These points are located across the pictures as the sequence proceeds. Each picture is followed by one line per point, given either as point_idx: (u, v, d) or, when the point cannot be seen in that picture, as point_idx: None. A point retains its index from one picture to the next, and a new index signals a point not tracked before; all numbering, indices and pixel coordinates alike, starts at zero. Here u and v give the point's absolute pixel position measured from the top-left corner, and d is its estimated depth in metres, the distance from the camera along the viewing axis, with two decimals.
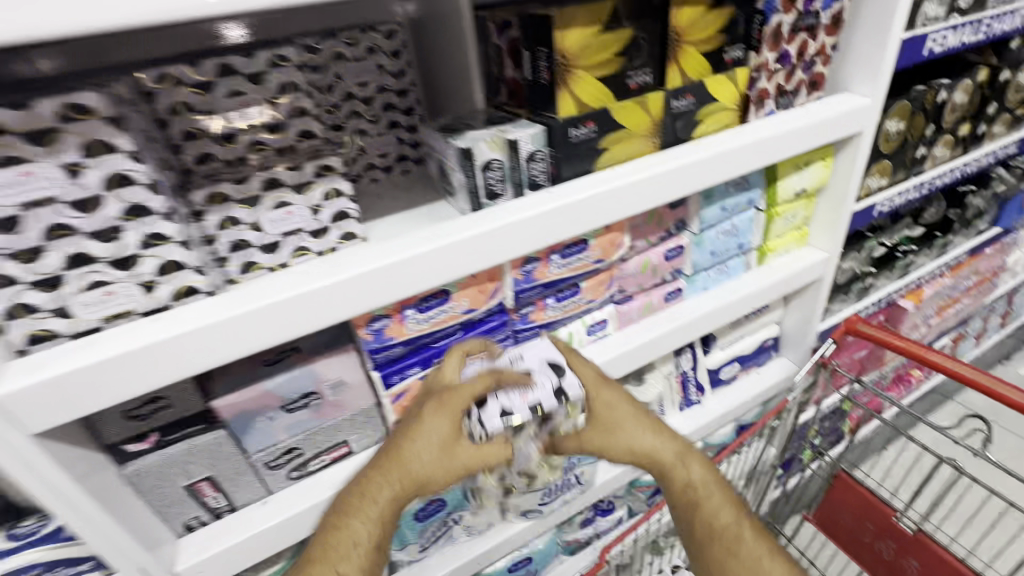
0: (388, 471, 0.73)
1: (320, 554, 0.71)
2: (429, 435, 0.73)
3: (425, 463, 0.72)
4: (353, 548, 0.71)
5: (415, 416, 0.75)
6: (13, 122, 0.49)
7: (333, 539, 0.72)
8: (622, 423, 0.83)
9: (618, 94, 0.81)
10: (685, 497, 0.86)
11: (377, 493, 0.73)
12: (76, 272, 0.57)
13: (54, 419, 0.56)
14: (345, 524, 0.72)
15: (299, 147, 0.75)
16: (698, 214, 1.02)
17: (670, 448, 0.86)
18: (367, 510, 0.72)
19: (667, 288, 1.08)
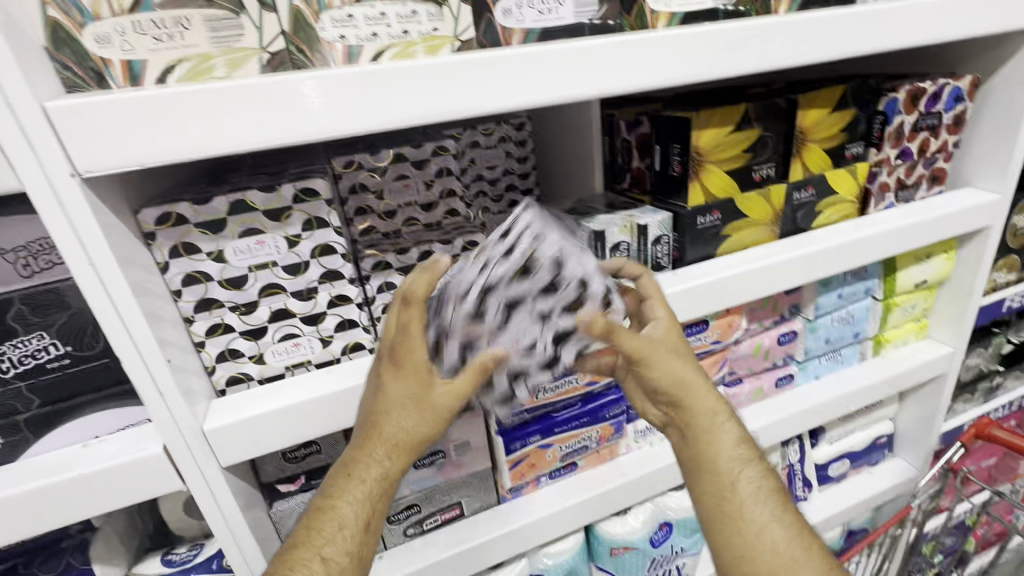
0: (367, 444, 0.61)
1: (304, 533, 0.62)
2: (394, 398, 0.59)
3: (409, 430, 0.60)
4: (337, 531, 0.62)
5: (374, 386, 0.61)
6: (260, 201, 0.60)
7: (318, 513, 0.63)
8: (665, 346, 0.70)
9: (744, 186, 0.86)
10: (722, 459, 0.71)
11: (364, 466, 0.62)
12: (276, 325, 0.65)
13: (239, 457, 0.62)
14: (335, 501, 0.62)
15: (444, 224, 0.83)
16: (815, 301, 1.01)
17: (709, 393, 0.72)
18: (353, 490, 0.62)
19: (779, 373, 1.06)
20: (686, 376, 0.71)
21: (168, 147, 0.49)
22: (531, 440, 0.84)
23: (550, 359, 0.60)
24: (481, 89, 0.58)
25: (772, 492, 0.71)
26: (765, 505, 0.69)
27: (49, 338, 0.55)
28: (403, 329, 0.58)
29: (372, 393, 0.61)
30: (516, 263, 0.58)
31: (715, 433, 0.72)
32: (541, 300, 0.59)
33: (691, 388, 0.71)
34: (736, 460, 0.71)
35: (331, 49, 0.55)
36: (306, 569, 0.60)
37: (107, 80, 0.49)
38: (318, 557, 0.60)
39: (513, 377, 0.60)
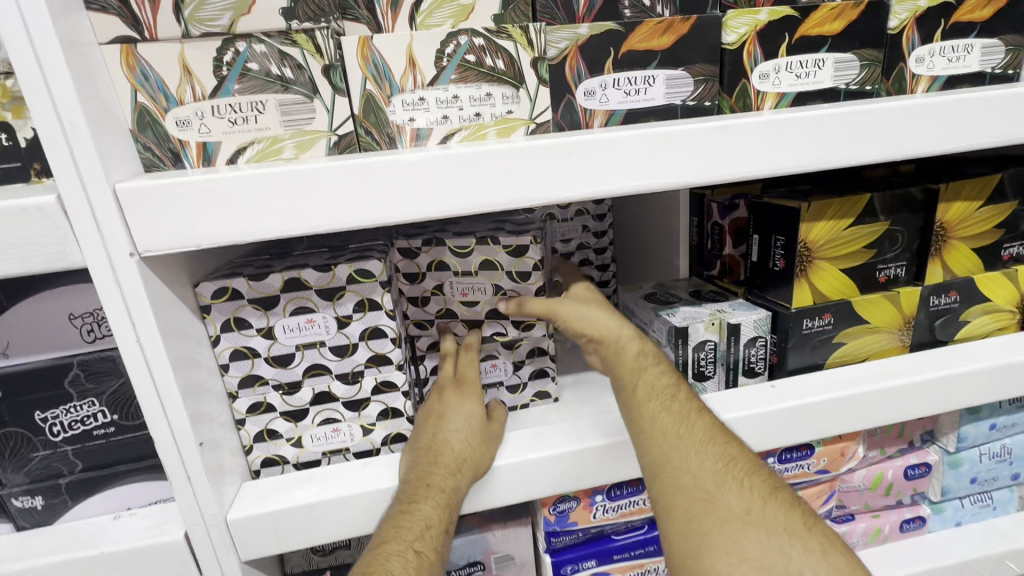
0: (444, 447, 0.59)
1: (391, 532, 0.53)
2: (464, 412, 0.63)
3: (477, 434, 0.61)
4: (426, 527, 0.54)
5: (435, 408, 0.64)
6: (313, 280, 0.58)
7: (400, 509, 0.55)
8: (576, 298, 0.69)
9: (864, 287, 0.72)
10: (624, 368, 0.64)
11: (436, 469, 0.57)
12: (317, 407, 0.62)
13: (260, 550, 0.57)
14: (418, 500, 0.55)
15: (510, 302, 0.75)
16: (957, 430, 0.81)
17: (619, 318, 0.66)
18: (438, 491, 0.56)
19: (905, 514, 0.85)
20: (586, 317, 0.66)
21: (225, 230, 0.47)
22: (584, 565, 0.71)
23: (477, 318, 0.70)
24: (553, 174, 0.52)
25: (676, 387, 0.61)
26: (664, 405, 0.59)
27: (98, 405, 0.55)
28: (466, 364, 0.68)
29: (436, 414, 0.63)
30: (512, 247, 0.66)
31: (621, 348, 0.65)
32: (505, 281, 0.68)
33: (596, 322, 0.66)
34: (638, 363, 0.63)
35: (400, 131, 0.53)
36: (402, 561, 0.51)
37: (182, 160, 0.50)
38: (412, 548, 0.52)
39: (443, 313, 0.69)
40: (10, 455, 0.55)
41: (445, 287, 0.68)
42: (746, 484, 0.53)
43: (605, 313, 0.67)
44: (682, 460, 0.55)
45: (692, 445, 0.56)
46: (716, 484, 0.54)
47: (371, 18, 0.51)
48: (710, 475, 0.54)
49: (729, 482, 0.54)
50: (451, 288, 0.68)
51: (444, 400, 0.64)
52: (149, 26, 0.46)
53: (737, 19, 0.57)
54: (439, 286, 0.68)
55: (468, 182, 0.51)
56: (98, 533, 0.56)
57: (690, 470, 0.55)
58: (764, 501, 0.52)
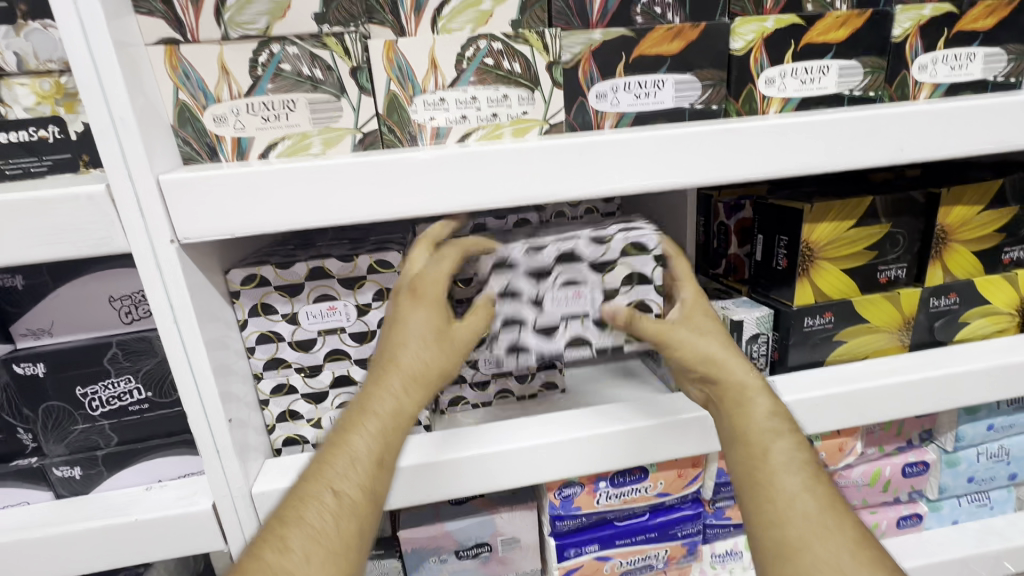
0: (382, 371, 0.56)
1: (316, 469, 0.54)
2: (419, 323, 0.56)
3: (423, 355, 0.56)
4: (347, 470, 0.53)
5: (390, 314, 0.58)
6: (336, 269, 0.61)
7: (326, 449, 0.55)
8: (692, 321, 0.63)
9: (865, 287, 0.74)
10: (749, 433, 0.59)
11: (374, 396, 0.55)
12: (336, 390, 0.65)
13: None
14: (347, 432, 0.55)
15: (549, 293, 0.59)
16: (955, 429, 0.83)
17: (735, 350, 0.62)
18: (366, 421, 0.54)
19: (902, 510, 0.87)
20: (697, 328, 0.62)
21: (257, 220, 0.51)
22: (587, 549, 0.74)
23: None
24: (566, 172, 0.55)
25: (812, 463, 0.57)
26: (804, 484, 0.55)
27: (135, 382, 0.59)
28: (439, 262, 0.58)
29: (389, 325, 0.57)
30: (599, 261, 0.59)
31: (750, 403, 0.60)
32: (584, 270, 0.60)
33: (710, 355, 0.61)
34: (764, 434, 0.58)
35: (421, 129, 0.56)
36: (317, 506, 0.52)
37: (218, 154, 0.53)
38: (320, 496, 0.52)
39: (632, 251, 0.60)
40: (52, 427, 0.59)
41: (650, 277, 0.61)
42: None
43: (721, 344, 0.62)
44: (826, 552, 0.52)
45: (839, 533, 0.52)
46: None
47: (395, 22, 0.54)
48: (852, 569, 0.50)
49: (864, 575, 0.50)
50: (573, 258, 0.59)
51: (401, 306, 0.56)
52: (192, 30, 0.50)
53: (744, 27, 0.59)
54: (641, 277, 0.61)
55: (484, 178, 0.54)
56: (132, 502, 0.60)
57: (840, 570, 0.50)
58: None
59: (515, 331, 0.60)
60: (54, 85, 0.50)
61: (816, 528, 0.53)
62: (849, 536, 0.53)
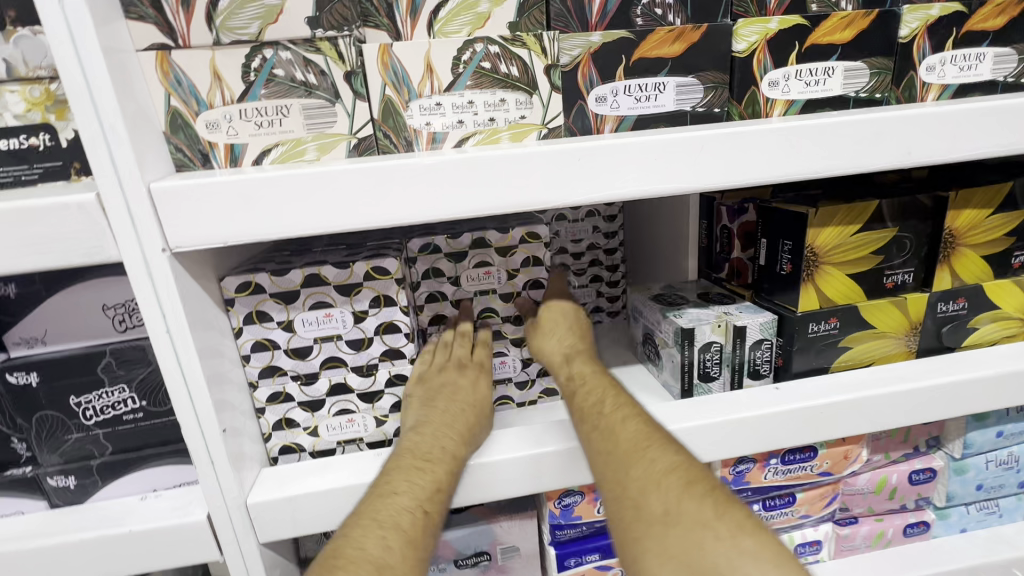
0: (445, 416, 0.63)
1: (399, 488, 0.57)
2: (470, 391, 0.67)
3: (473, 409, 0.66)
4: (432, 491, 0.57)
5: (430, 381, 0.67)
6: (332, 277, 0.60)
7: (399, 471, 0.58)
8: (558, 323, 0.71)
9: (871, 292, 0.73)
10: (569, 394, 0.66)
11: (449, 436, 0.61)
12: (333, 398, 0.65)
13: (278, 533, 0.59)
14: (430, 460, 0.59)
15: (465, 277, 0.70)
16: (963, 436, 0.82)
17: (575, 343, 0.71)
18: (444, 453, 0.59)
19: (909, 518, 0.85)
20: (559, 328, 0.71)
21: (250, 228, 0.50)
22: (587, 558, 0.73)
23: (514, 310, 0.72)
24: (564, 179, 0.54)
25: (606, 403, 0.62)
26: (602, 421, 0.60)
27: (129, 391, 0.58)
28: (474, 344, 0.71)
29: (437, 387, 0.66)
30: (501, 246, 0.69)
31: (564, 375, 0.68)
32: (492, 257, 0.70)
33: (555, 352, 0.70)
34: (570, 388, 0.66)
35: (417, 135, 0.55)
36: (407, 517, 0.55)
37: (211, 161, 0.52)
38: (411, 511, 0.56)
39: (530, 262, 0.70)
40: (46, 436, 0.58)
41: (541, 259, 0.70)
42: (666, 485, 0.52)
43: (569, 342, 0.70)
44: (607, 470, 0.56)
45: (621, 451, 0.56)
46: (638, 486, 0.53)
47: (391, 25, 0.53)
48: (633, 480, 0.54)
49: (650, 482, 0.53)
50: (482, 250, 0.69)
51: (439, 374, 0.67)
52: (182, 34, 0.49)
53: (747, 28, 0.58)
54: (537, 283, 0.72)
55: (481, 185, 0.53)
56: (126, 512, 0.59)
57: (620, 482, 0.55)
58: (685, 500, 0.51)
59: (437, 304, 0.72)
60: (44, 92, 0.49)
61: (598, 447, 0.58)
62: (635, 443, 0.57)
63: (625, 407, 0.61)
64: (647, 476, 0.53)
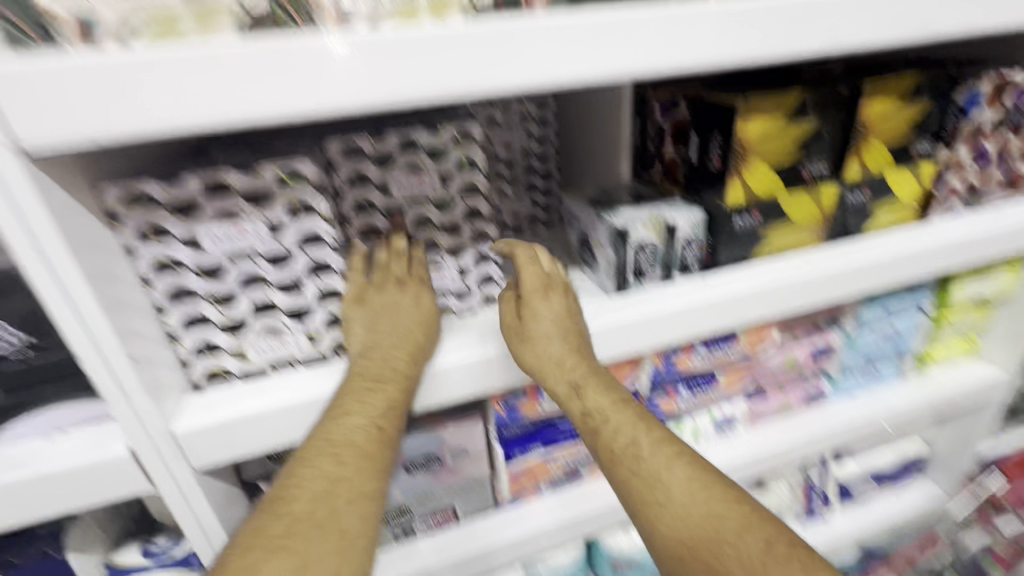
0: (390, 336, 0.62)
1: (353, 406, 0.58)
2: (411, 302, 0.65)
3: (416, 319, 0.64)
4: (385, 409, 0.59)
5: (372, 306, 0.63)
6: (239, 185, 0.53)
7: (351, 394, 0.59)
8: (549, 321, 0.65)
9: (790, 184, 0.76)
10: (591, 431, 0.63)
11: (395, 349, 0.61)
12: (258, 318, 0.60)
13: (214, 457, 0.57)
14: (379, 379, 0.60)
15: (395, 183, 0.64)
16: (857, 313, 0.93)
17: (573, 350, 0.65)
18: (392, 369, 0.60)
19: (808, 388, 0.98)
20: (547, 334, 0.65)
21: (122, 122, 0.41)
22: (532, 449, 0.80)
23: (450, 220, 0.68)
24: (493, 63, 0.49)
25: (642, 440, 0.60)
26: (653, 466, 0.58)
27: (7, 326, 0.52)
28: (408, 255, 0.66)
29: (380, 307, 0.63)
30: (433, 148, 0.63)
31: (571, 407, 0.64)
32: (425, 160, 0.63)
33: (549, 368, 0.64)
34: (591, 423, 0.63)
35: (321, 10, 0.47)
36: (361, 432, 0.57)
37: (56, 38, 0.42)
38: (366, 427, 0.58)
39: (463, 165, 0.65)
40: None
41: (476, 161, 0.65)
42: (740, 543, 0.51)
43: (564, 350, 0.64)
44: (674, 533, 0.54)
45: (678, 501, 0.55)
46: (715, 554, 0.51)
47: None
48: (708, 546, 0.52)
49: (726, 545, 0.51)
50: (413, 150, 0.62)
51: (379, 292, 0.64)
52: None
53: None
54: (472, 186, 0.66)
55: (401, 69, 0.47)
56: (31, 456, 0.53)
57: (687, 546, 0.53)
58: (766, 559, 0.49)
59: (366, 215, 0.65)
60: None
61: (658, 503, 0.56)
62: (690, 493, 0.56)
63: (666, 445, 0.59)
64: (723, 540, 0.52)
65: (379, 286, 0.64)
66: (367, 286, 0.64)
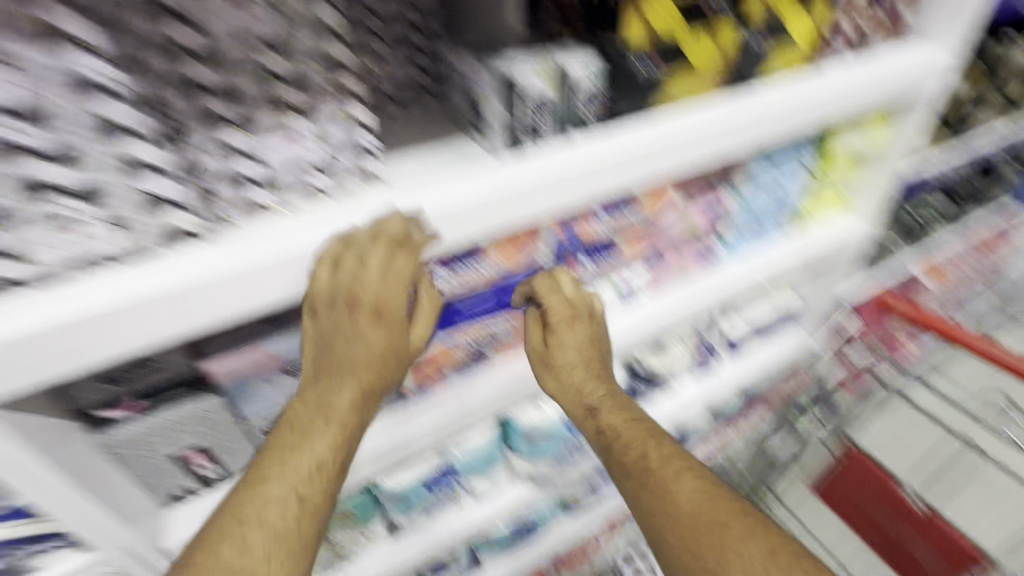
0: (329, 364, 0.63)
1: (275, 472, 0.61)
2: (362, 336, 0.63)
3: (366, 343, 0.63)
4: (308, 472, 0.62)
5: (330, 318, 0.61)
6: None
7: (296, 423, 0.63)
8: (557, 323, 0.77)
9: (689, 20, 0.70)
10: (604, 420, 0.80)
11: (329, 383, 0.64)
12: (22, 204, 0.41)
13: (13, 383, 0.47)
14: (310, 435, 0.63)
15: (204, 9, 0.41)
16: (751, 170, 0.94)
17: (580, 342, 0.79)
18: (316, 433, 0.63)
19: (702, 250, 1.01)
20: (561, 344, 0.79)
21: None
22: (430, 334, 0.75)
23: (300, 70, 0.47)
24: None
25: (651, 444, 0.75)
26: (673, 480, 0.69)
27: None
28: (389, 264, 0.60)
29: (322, 336, 0.62)
30: None
31: (575, 405, 0.83)
32: None
33: (571, 367, 0.81)
34: (604, 439, 0.79)
35: None
36: (281, 499, 0.60)
37: None
38: (306, 474, 0.62)
39: None
40: None
41: None
42: (743, 552, 0.60)
43: (575, 355, 0.80)
44: (679, 529, 0.65)
45: (686, 501, 0.66)
46: (718, 562, 0.60)
47: None
48: (714, 556, 0.60)
49: (731, 551, 0.60)
50: None
51: (319, 318, 0.61)
52: None
53: None
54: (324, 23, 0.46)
55: None
56: None
57: (691, 547, 0.62)
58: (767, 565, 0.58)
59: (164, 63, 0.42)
60: None
61: (659, 496, 0.68)
62: (695, 498, 0.66)
63: (675, 460, 0.72)
64: (728, 546, 0.61)
65: (328, 303, 0.59)
66: (316, 298, 0.59)
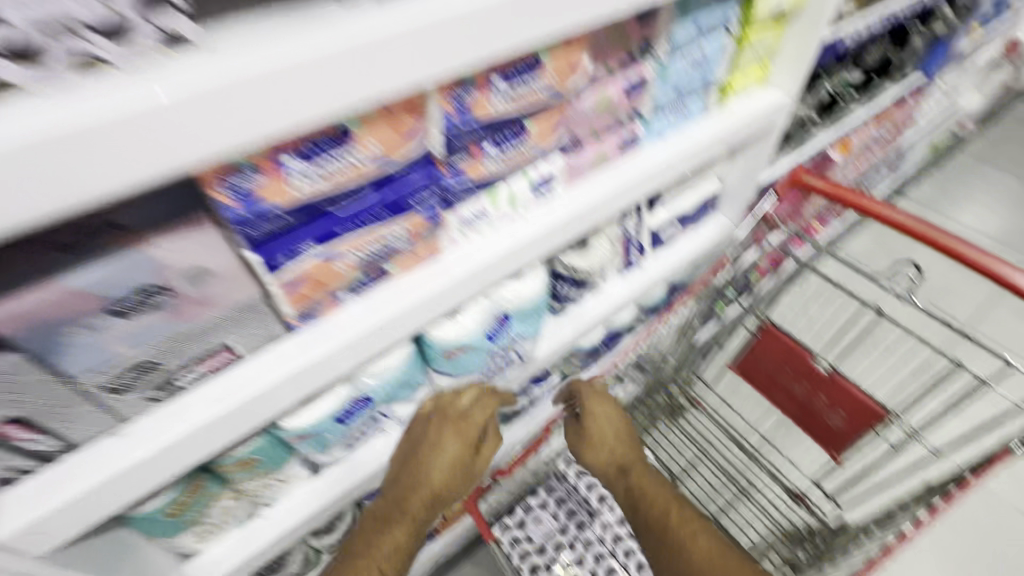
0: (412, 469, 0.99)
1: (375, 544, 1.00)
2: (445, 453, 1.00)
3: (441, 462, 1.00)
4: (393, 550, 1.00)
5: (436, 437, 0.99)
6: None
7: (382, 510, 1.01)
8: (595, 404, 1.30)
9: None
10: (624, 490, 1.24)
11: (411, 480, 0.99)
12: None
13: None
14: (393, 527, 1.00)
15: None
16: (669, 31, 0.83)
17: (614, 422, 1.29)
18: (398, 521, 1.00)
19: (623, 134, 0.90)
20: (595, 424, 1.28)
21: None
22: (303, 248, 0.61)
23: None
24: None
25: (685, 516, 1.14)
26: (713, 550, 1.05)
27: None
28: (473, 408, 1.02)
29: (423, 444, 0.99)
30: None
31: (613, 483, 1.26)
32: None
33: (612, 437, 1.29)
34: (631, 498, 1.21)
35: None
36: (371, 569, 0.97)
37: None
38: (394, 543, 1.01)
39: None
40: None
41: None
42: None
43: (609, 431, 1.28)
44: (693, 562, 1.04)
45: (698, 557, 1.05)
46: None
47: None
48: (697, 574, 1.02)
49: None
50: None
51: (433, 428, 0.99)
52: None
53: None
54: None
55: None
56: None
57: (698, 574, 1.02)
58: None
59: None
60: None
61: (679, 541, 1.09)
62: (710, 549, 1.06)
63: (708, 533, 1.09)
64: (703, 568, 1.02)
65: (440, 419, 0.99)
66: (432, 421, 0.99)
